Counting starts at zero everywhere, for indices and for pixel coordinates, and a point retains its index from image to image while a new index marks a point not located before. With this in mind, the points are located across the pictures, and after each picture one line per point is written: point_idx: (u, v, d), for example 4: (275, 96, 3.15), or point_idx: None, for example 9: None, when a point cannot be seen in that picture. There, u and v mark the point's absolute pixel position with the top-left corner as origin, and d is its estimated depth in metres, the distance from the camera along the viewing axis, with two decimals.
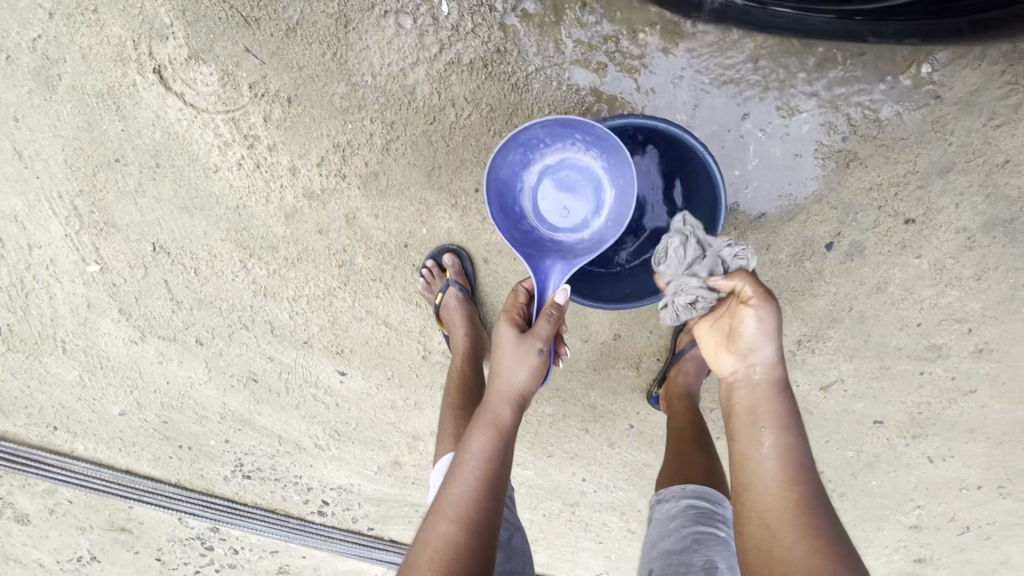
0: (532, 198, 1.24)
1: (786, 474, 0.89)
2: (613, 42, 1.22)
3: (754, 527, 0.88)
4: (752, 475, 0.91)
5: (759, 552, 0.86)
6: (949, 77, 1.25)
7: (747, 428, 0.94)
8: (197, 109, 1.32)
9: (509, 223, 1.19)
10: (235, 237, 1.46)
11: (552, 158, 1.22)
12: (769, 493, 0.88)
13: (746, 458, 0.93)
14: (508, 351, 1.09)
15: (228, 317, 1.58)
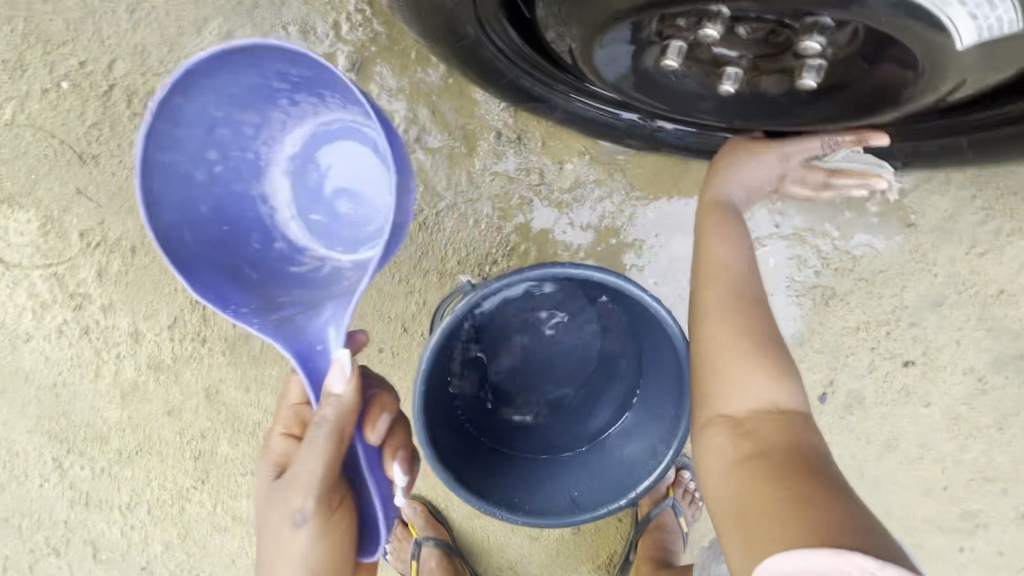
0: (297, 220, 0.82)
1: (727, 283, 0.69)
2: (537, 173, 1.03)
3: (695, 355, 0.69)
4: (701, 297, 0.70)
5: (703, 383, 0.67)
6: (919, 202, 1.11)
7: (721, 239, 0.71)
8: (7, 264, 1.01)
9: (252, 278, 0.76)
10: (50, 426, 1.08)
11: (300, 147, 0.81)
12: (715, 307, 0.68)
13: (708, 267, 0.70)
14: (277, 493, 0.76)
15: (31, 538, 1.12)
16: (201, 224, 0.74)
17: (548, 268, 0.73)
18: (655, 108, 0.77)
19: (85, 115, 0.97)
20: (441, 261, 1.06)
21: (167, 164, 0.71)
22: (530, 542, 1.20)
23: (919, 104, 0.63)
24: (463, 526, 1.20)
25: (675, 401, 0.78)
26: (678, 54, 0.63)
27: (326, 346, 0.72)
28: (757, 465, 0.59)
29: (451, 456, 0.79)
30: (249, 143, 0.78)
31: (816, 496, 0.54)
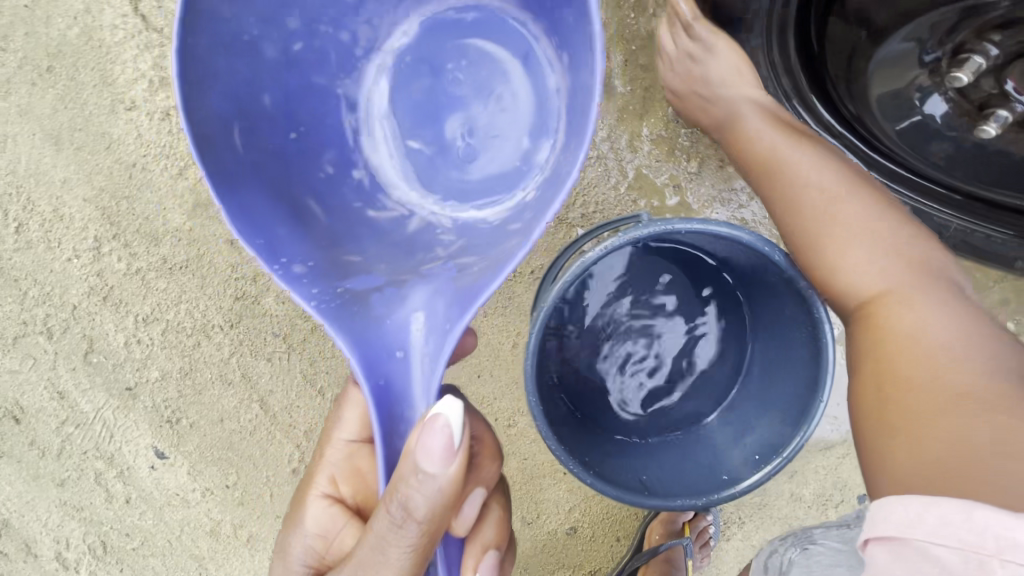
0: (392, 141, 0.65)
1: (845, 194, 0.71)
2: (696, 163, 1.00)
3: (817, 264, 0.70)
4: (801, 219, 0.72)
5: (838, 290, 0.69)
6: None
7: (792, 147, 0.76)
8: (147, 25, 0.95)
9: (306, 215, 0.59)
10: (108, 203, 0.99)
11: (413, 43, 0.65)
12: (847, 221, 0.69)
13: (777, 186, 0.76)
14: None
15: (31, 310, 1.03)
16: (263, 121, 0.58)
17: (736, 229, 0.68)
18: (896, 138, 0.76)
19: None
20: (566, 208, 1.01)
21: (218, 15, 0.53)
22: (520, 526, 1.12)
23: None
24: None
25: (791, 414, 0.72)
26: (979, 69, 0.66)
27: (406, 356, 0.54)
28: (911, 367, 0.59)
29: (541, 384, 0.73)
30: (349, 19, 0.62)
31: (983, 404, 0.52)
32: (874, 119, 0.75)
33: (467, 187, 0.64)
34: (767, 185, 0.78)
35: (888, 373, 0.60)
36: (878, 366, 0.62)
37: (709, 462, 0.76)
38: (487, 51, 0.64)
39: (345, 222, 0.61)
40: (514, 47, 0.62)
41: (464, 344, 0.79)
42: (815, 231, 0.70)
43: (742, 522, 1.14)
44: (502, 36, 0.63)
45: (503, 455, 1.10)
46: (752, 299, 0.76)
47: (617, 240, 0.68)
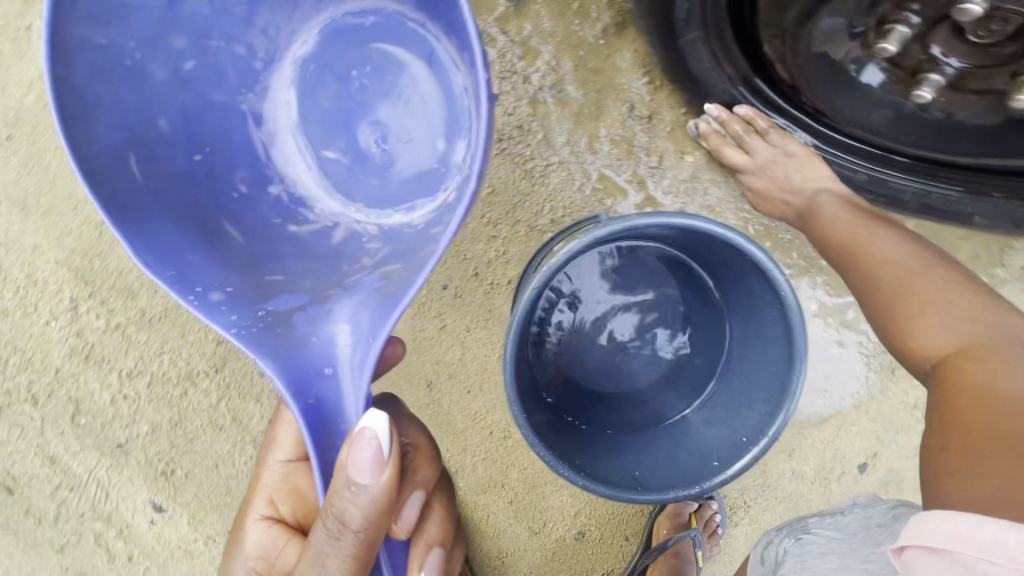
0: (305, 153, 0.66)
1: (914, 268, 0.76)
2: (657, 157, 1.01)
3: (892, 332, 0.74)
4: (876, 296, 0.78)
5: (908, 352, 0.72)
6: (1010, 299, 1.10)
7: (874, 232, 0.83)
8: None
9: (218, 242, 0.60)
10: (80, 263, 0.99)
11: (314, 50, 0.65)
12: (921, 287, 0.74)
13: (857, 271, 0.82)
14: None
15: (13, 378, 1.02)
16: (160, 151, 0.59)
17: (694, 217, 0.69)
18: (818, 99, 0.80)
19: None
20: (535, 215, 1.02)
21: (92, 44, 0.53)
22: (529, 536, 1.12)
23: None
24: (464, 499, 1.10)
25: (773, 394, 0.73)
26: (898, 43, 0.66)
27: (335, 372, 0.57)
28: (974, 405, 0.60)
29: (523, 390, 0.73)
30: (241, 33, 0.62)
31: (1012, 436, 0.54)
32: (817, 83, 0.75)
33: (387, 194, 0.65)
34: (850, 272, 0.84)
35: (952, 409, 0.62)
36: (950, 415, 0.61)
37: (698, 453, 0.76)
38: (390, 54, 0.64)
39: (257, 239, 0.62)
40: (417, 49, 0.63)
41: (392, 354, 0.81)
42: (898, 305, 0.74)
43: (748, 506, 1.14)
44: (404, 40, 0.64)
45: (502, 467, 1.10)
46: (722, 283, 0.78)
47: (580, 240, 0.69)
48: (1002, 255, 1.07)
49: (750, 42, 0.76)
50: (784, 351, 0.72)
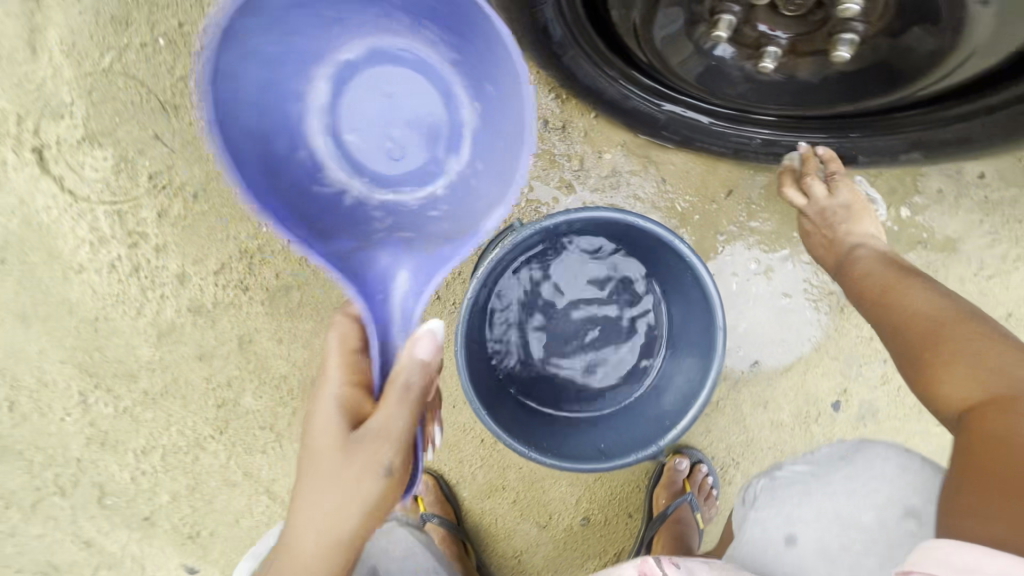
0: (327, 135, 0.79)
1: (952, 318, 0.72)
2: (578, 160, 1.11)
3: (914, 373, 0.70)
4: (903, 349, 0.74)
5: (936, 399, 0.67)
6: (933, 222, 1.17)
7: (910, 285, 0.79)
8: (75, 197, 1.07)
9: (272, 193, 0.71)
10: (83, 359, 1.10)
11: (353, 55, 0.79)
12: (963, 341, 0.68)
13: (884, 317, 0.79)
14: (332, 459, 0.64)
15: (40, 475, 1.11)
16: (241, 109, 0.68)
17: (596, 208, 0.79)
18: (684, 84, 0.84)
19: (176, 70, 1.07)
20: None
21: (237, 49, 0.64)
22: (538, 531, 1.18)
23: (926, 79, 0.73)
24: (471, 507, 1.17)
25: (705, 348, 0.81)
26: (732, 23, 0.70)
27: (387, 299, 0.67)
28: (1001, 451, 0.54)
29: (485, 395, 0.83)
30: (307, 39, 0.74)
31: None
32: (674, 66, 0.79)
33: (389, 177, 0.80)
34: (878, 321, 0.80)
35: (979, 452, 0.56)
36: (970, 459, 0.56)
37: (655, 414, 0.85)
38: (416, 78, 0.80)
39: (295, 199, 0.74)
40: (441, 84, 0.79)
41: None
42: (929, 355, 0.69)
43: (737, 463, 1.19)
44: (422, 70, 0.80)
45: (500, 470, 1.17)
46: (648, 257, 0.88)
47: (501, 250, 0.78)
48: (915, 183, 1.15)
49: (609, 34, 0.81)
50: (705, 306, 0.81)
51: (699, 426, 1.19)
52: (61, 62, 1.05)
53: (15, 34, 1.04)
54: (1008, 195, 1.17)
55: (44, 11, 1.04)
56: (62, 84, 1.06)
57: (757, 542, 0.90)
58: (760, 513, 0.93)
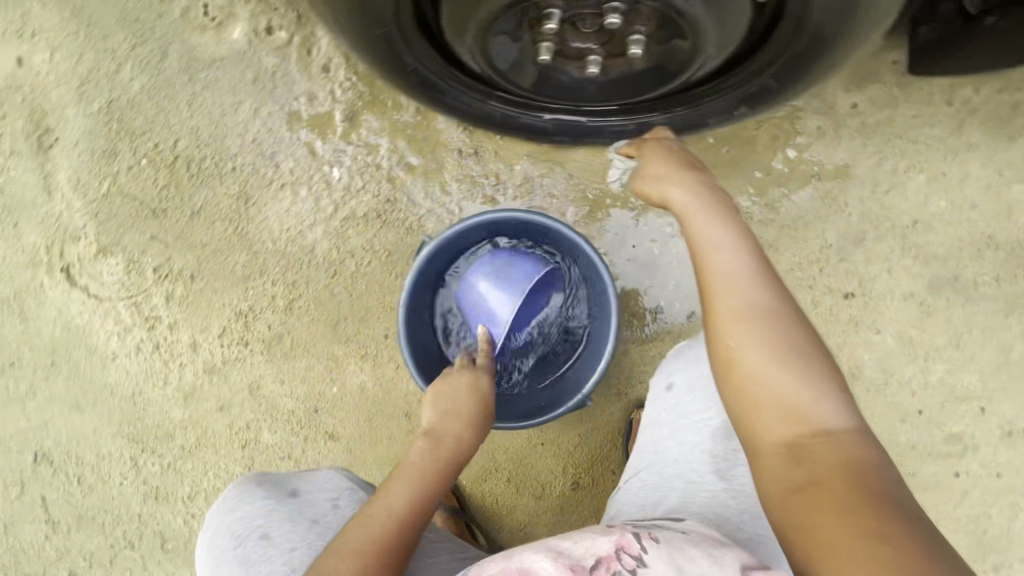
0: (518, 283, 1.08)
1: (753, 302, 0.69)
2: (494, 177, 1.30)
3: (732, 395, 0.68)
4: (734, 335, 0.67)
5: (743, 422, 0.66)
6: (821, 156, 1.31)
7: (777, 340, 0.66)
8: (100, 299, 1.32)
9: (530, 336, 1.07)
10: (129, 429, 1.32)
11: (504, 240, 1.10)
12: (755, 339, 0.66)
13: (718, 274, 0.71)
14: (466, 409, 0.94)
15: (112, 533, 1.33)
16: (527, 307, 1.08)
17: (484, 215, 0.97)
18: (539, 95, 0.99)
19: (158, 181, 1.31)
20: None
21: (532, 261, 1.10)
22: (536, 502, 1.32)
23: (691, 71, 0.87)
24: (473, 492, 1.33)
25: (606, 298, 1.02)
26: (551, 45, 0.86)
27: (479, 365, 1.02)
28: (818, 493, 0.57)
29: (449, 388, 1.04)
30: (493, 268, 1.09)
31: (892, 531, 0.51)
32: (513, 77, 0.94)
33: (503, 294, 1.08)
34: (704, 274, 0.73)
35: (802, 491, 0.58)
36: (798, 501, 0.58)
37: (589, 360, 1.06)
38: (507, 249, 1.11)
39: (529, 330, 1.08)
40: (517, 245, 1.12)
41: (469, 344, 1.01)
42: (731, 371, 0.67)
43: None
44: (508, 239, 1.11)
45: (490, 454, 1.33)
46: (543, 236, 1.07)
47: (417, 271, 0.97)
48: (794, 126, 1.30)
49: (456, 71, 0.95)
50: (595, 265, 1.00)
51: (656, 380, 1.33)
52: (71, 196, 1.31)
53: (33, 183, 1.31)
54: (882, 116, 1.30)
55: (52, 160, 1.31)
56: (74, 213, 1.31)
57: (678, 403, 0.83)
58: (676, 367, 0.86)
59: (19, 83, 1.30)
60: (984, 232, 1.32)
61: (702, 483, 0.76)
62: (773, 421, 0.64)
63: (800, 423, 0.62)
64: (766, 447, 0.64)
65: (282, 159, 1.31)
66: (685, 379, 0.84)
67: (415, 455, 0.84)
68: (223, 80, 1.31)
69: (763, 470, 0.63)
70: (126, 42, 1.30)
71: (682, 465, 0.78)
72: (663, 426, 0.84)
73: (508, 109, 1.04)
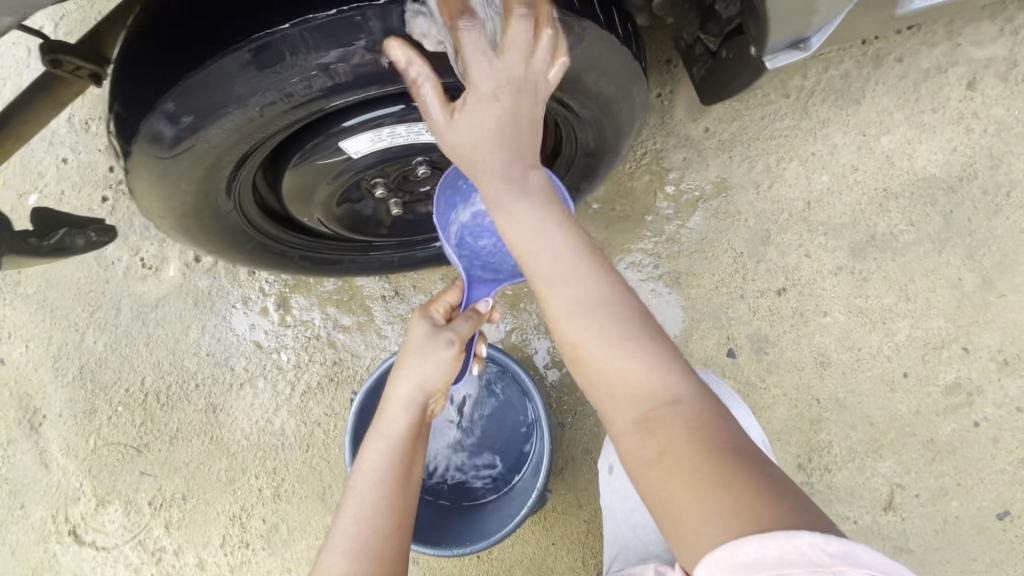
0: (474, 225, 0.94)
1: (592, 295, 0.68)
2: (420, 308, 1.40)
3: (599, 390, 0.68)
4: (575, 327, 0.68)
5: (602, 402, 0.68)
6: (697, 181, 1.41)
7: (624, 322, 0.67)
8: (108, 549, 1.38)
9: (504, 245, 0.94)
10: None
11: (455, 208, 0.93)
12: (590, 330, 0.67)
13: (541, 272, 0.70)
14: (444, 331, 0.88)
15: None
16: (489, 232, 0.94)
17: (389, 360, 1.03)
18: (408, 234, 1.12)
19: (135, 420, 1.43)
20: None
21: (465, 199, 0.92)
22: None
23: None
24: None
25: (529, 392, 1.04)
26: (397, 200, 1.01)
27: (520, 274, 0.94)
28: (670, 453, 0.59)
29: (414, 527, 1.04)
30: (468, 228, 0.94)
31: (727, 472, 0.55)
32: (374, 230, 1.07)
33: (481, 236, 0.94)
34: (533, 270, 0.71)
35: (663, 460, 0.60)
36: (658, 466, 0.60)
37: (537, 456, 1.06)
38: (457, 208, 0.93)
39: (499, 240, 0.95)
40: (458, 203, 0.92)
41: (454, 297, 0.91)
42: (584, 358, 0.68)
43: None
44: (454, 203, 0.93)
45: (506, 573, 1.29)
46: None
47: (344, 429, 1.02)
48: (662, 165, 1.41)
49: (326, 243, 1.08)
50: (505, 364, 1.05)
51: None
52: (65, 461, 1.43)
53: (31, 462, 1.44)
54: (734, 129, 1.41)
55: (43, 435, 1.45)
56: (70, 476, 1.42)
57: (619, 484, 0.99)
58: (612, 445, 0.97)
59: (6, 379, 1.48)
60: (877, 187, 1.37)
61: None
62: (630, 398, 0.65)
63: (649, 394, 0.64)
64: (626, 425, 0.65)
65: (235, 361, 1.44)
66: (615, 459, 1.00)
67: (381, 456, 0.77)
68: (170, 313, 1.48)
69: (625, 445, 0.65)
70: (85, 312, 1.49)
71: None
72: (620, 507, 1.00)
73: (388, 253, 1.16)
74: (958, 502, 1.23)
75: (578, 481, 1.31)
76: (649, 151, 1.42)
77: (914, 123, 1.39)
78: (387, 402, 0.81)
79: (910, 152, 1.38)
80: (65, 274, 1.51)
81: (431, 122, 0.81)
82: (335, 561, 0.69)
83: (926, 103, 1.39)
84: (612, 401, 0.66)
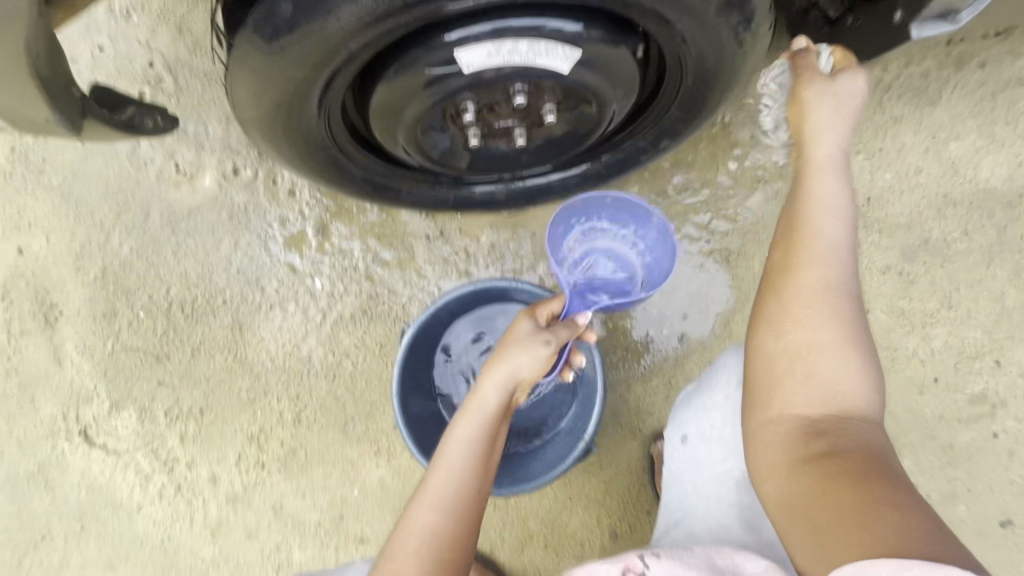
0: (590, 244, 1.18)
1: (829, 288, 0.74)
2: (464, 252, 1.37)
3: (780, 365, 0.74)
4: (796, 299, 0.74)
5: (772, 386, 0.74)
6: (762, 160, 1.37)
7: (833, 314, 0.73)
8: (119, 454, 1.36)
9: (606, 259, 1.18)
10: None
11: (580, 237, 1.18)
12: (808, 309, 0.74)
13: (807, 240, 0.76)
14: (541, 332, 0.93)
15: None
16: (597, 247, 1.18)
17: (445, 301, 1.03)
18: (482, 172, 1.08)
19: (157, 329, 1.39)
20: None
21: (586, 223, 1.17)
22: (579, 562, 1.29)
23: (606, 123, 0.96)
24: (513, 565, 1.30)
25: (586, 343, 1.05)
26: (477, 130, 0.95)
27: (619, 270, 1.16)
28: (829, 463, 0.66)
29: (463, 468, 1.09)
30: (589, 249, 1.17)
31: (878, 489, 0.62)
32: (453, 163, 1.03)
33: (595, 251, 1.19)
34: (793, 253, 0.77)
35: (824, 458, 0.67)
36: (810, 464, 0.68)
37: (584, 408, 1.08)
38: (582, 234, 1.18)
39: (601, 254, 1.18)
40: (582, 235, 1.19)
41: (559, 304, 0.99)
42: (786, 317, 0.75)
43: None
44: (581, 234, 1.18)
45: (521, 523, 1.30)
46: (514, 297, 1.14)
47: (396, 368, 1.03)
48: (729, 140, 1.37)
49: (403, 174, 1.05)
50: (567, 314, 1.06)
51: (665, 407, 1.33)
52: (80, 361, 1.39)
53: (44, 357, 1.40)
54: None
55: (59, 332, 1.40)
56: (85, 376, 1.39)
57: (695, 456, 0.93)
58: (688, 420, 0.97)
59: (22, 270, 1.42)
60: (937, 192, 1.36)
61: (731, 534, 0.85)
62: (814, 389, 0.72)
63: (833, 397, 0.71)
64: (789, 415, 0.72)
65: (267, 282, 1.40)
66: (696, 430, 0.95)
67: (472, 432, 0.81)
68: (202, 224, 1.42)
69: (775, 429, 0.73)
70: (111, 211, 1.43)
71: (709, 520, 0.88)
72: (688, 481, 0.93)
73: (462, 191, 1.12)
74: (965, 505, 1.28)
75: (602, 443, 1.32)
76: (718, 122, 1.38)
77: (985, 133, 1.37)
78: (481, 383, 0.85)
79: (976, 161, 1.37)
80: (93, 168, 1.43)
81: (552, 42, 0.78)
82: (422, 515, 0.75)
83: (1001, 115, 1.37)
84: (789, 378, 0.73)
